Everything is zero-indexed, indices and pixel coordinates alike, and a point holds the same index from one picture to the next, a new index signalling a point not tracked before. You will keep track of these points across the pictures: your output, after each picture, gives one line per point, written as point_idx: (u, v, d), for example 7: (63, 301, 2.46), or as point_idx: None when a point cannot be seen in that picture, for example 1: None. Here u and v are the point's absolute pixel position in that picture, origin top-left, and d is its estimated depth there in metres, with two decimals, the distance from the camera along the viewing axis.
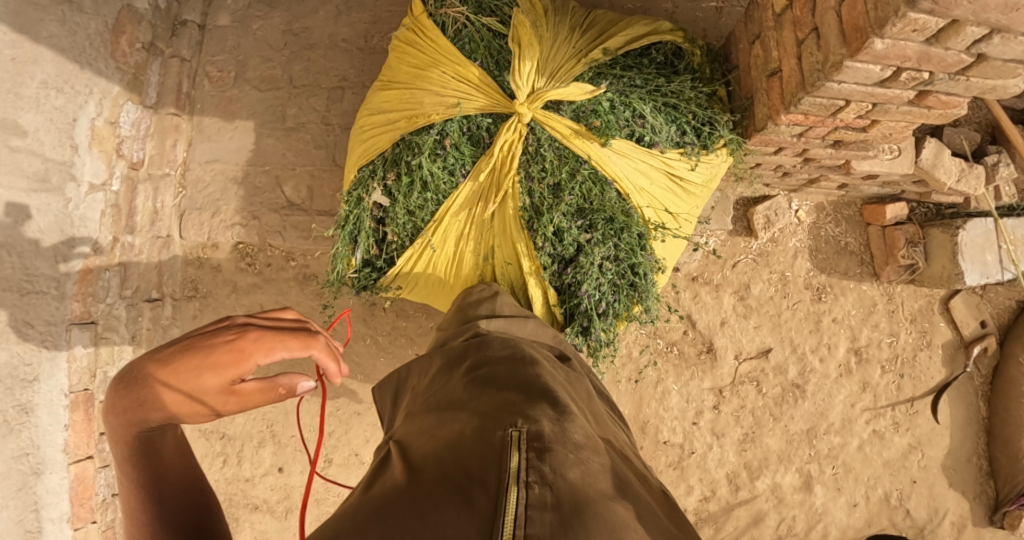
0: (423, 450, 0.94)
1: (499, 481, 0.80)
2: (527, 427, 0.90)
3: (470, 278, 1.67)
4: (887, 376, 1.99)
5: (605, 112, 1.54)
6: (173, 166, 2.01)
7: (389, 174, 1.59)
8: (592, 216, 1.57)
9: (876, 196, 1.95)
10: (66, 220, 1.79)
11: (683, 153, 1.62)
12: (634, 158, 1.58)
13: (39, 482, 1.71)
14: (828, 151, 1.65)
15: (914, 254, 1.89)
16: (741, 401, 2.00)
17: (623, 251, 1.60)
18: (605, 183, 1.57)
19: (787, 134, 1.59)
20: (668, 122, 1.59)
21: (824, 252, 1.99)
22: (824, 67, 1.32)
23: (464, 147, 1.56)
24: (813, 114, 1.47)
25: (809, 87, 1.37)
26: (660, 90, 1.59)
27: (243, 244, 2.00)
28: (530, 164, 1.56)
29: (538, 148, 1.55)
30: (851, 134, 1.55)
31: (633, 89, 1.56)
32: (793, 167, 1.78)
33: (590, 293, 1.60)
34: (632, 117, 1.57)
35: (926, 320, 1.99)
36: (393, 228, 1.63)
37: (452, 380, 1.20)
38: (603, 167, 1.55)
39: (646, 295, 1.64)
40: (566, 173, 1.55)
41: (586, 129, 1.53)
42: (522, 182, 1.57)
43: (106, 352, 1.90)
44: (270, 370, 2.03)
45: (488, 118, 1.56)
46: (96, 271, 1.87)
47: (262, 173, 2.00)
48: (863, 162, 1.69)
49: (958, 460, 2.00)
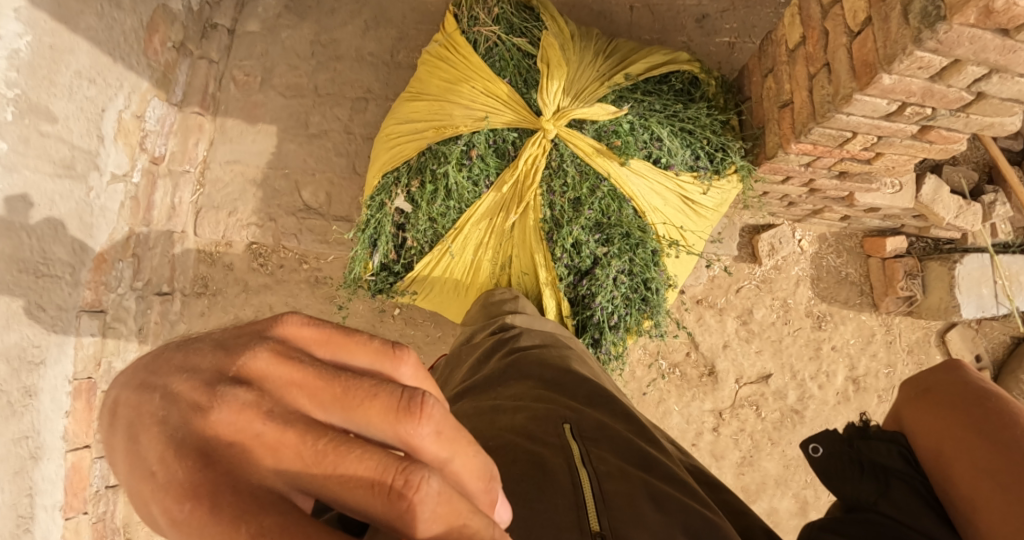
0: (480, 425, 0.99)
1: (568, 463, 0.87)
2: (576, 419, 0.99)
3: (485, 286, 1.77)
4: (883, 405, 2.04)
5: (625, 134, 1.61)
6: (193, 164, 2.06)
7: (414, 181, 1.66)
8: (609, 231, 1.66)
9: (876, 229, 2.02)
10: (87, 208, 1.79)
11: (696, 177, 1.69)
12: (652, 179, 1.66)
13: (37, 469, 1.59)
14: (833, 182, 1.72)
15: (912, 285, 1.96)
16: (741, 424, 2.04)
17: (638, 265, 1.69)
18: (623, 200, 1.65)
19: (795, 164, 1.66)
20: (683, 146, 1.66)
21: (825, 282, 2.05)
22: (834, 99, 1.39)
23: (489, 159, 1.62)
24: (822, 144, 1.53)
25: (819, 118, 1.44)
26: (678, 116, 1.66)
27: (257, 244, 2.05)
28: (552, 178, 1.63)
29: (561, 163, 1.62)
30: (856, 165, 1.62)
31: (652, 113, 1.63)
32: (798, 197, 1.85)
33: (603, 305, 1.69)
34: (649, 139, 1.64)
35: (922, 351, 2.05)
36: (414, 234, 1.70)
37: (485, 366, 1.28)
38: (621, 186, 1.64)
39: (657, 309, 1.74)
40: (586, 189, 1.62)
41: (607, 148, 1.61)
42: (544, 196, 1.64)
43: (112, 343, 1.88)
44: None
45: (513, 133, 1.62)
46: (110, 261, 1.87)
47: (281, 176, 2.06)
48: (866, 195, 1.77)
49: None
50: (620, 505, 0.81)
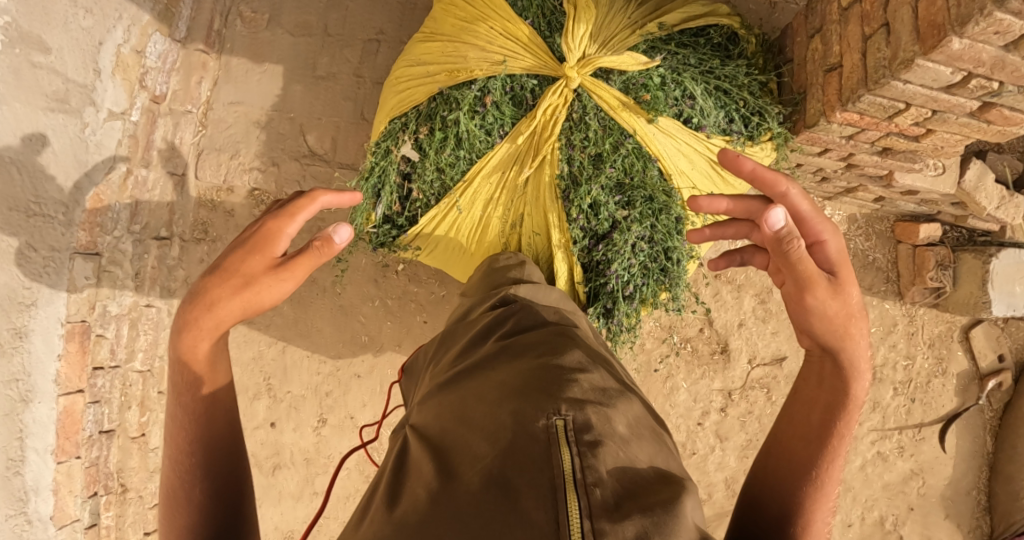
0: (458, 432, 0.93)
1: (550, 456, 0.78)
2: (567, 400, 0.88)
3: (493, 245, 1.67)
4: (898, 398, 1.97)
5: (655, 88, 1.53)
6: (196, 105, 1.97)
7: (423, 128, 1.58)
8: (631, 193, 1.56)
9: (910, 214, 1.93)
10: (81, 145, 1.70)
11: (728, 141, 1.60)
12: (679, 139, 1.56)
13: (28, 411, 1.57)
14: (873, 158, 1.62)
15: (942, 276, 1.88)
16: (749, 406, 2.02)
17: (659, 234, 1.59)
18: (649, 159, 1.55)
19: (837, 135, 1.55)
20: (718, 106, 1.58)
21: (850, 265, 1.96)
22: (892, 63, 1.28)
23: (505, 107, 1.54)
24: (870, 114, 1.42)
25: (871, 85, 1.33)
26: (714, 73, 1.58)
27: (259, 190, 1.97)
28: (573, 131, 1.54)
29: (583, 116, 1.53)
30: (902, 141, 1.52)
31: (686, 68, 1.55)
32: (834, 171, 1.76)
33: (619, 273, 1.60)
34: (681, 96, 1.55)
35: (943, 346, 1.97)
36: (420, 185, 1.62)
37: (481, 350, 1.20)
38: (647, 144, 1.54)
39: (676, 281, 1.64)
40: (609, 144, 1.53)
41: (635, 103, 1.53)
42: (563, 149, 1.55)
43: (107, 287, 1.82)
44: (273, 323, 2.05)
45: (533, 80, 1.54)
46: (107, 202, 1.80)
47: (287, 120, 1.98)
48: (906, 176, 1.67)
49: (956, 492, 1.96)
50: (600, 507, 0.73)
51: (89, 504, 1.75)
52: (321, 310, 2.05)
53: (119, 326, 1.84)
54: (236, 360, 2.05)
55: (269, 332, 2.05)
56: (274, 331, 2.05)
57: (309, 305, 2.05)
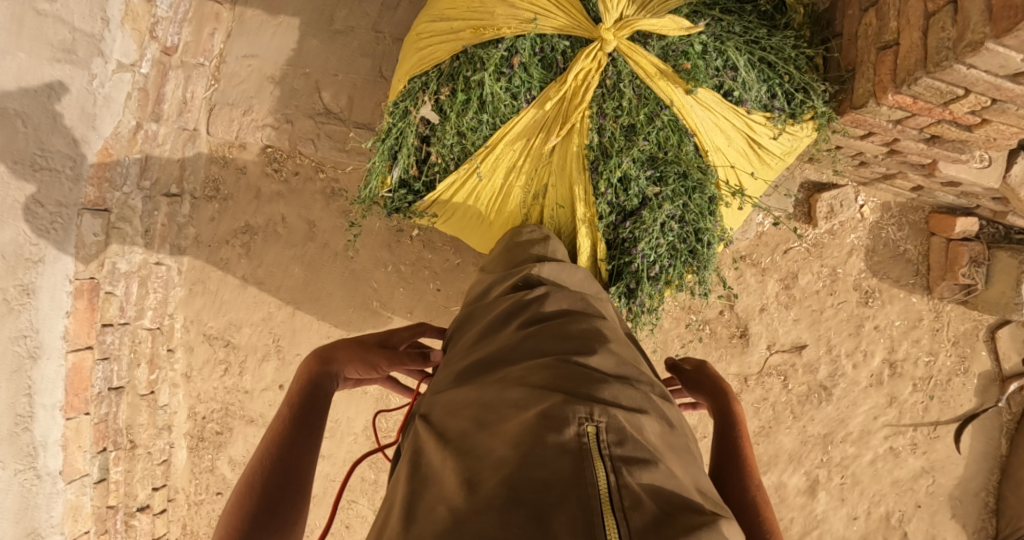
0: (482, 439, 0.88)
1: (586, 476, 0.74)
2: (596, 414, 0.84)
3: (514, 217, 1.54)
4: (916, 394, 1.90)
5: (696, 56, 1.42)
6: (208, 57, 1.88)
7: (445, 88, 1.47)
8: (664, 168, 1.46)
9: (947, 206, 1.83)
10: (88, 98, 1.67)
11: (769, 118, 1.48)
12: (717, 113, 1.46)
13: (36, 368, 1.63)
14: (919, 145, 1.53)
15: (975, 274, 1.79)
16: (765, 393, 1.91)
17: (691, 213, 1.49)
18: (685, 133, 1.46)
19: (884, 118, 1.46)
20: (760, 80, 1.46)
21: (880, 255, 1.88)
22: (956, 45, 1.18)
23: (534, 69, 1.44)
24: (924, 99, 1.33)
25: (931, 67, 1.23)
26: (760, 43, 1.46)
27: (273, 148, 1.92)
28: (605, 99, 1.44)
29: (617, 83, 1.43)
30: (953, 130, 1.42)
31: (730, 36, 1.44)
32: (874, 156, 1.67)
33: (646, 252, 1.49)
34: (723, 66, 1.44)
35: (967, 344, 1.90)
36: (439, 149, 1.50)
37: (502, 338, 1.14)
38: (684, 117, 1.45)
39: (705, 264, 1.55)
40: (644, 115, 1.44)
41: (673, 71, 1.42)
42: (593, 117, 1.45)
43: (117, 244, 1.79)
44: (284, 285, 1.96)
45: (565, 41, 1.43)
46: (116, 157, 1.76)
47: (301, 75, 1.90)
48: (950, 166, 1.58)
49: (965, 492, 1.93)
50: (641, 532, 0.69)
51: (97, 459, 1.79)
52: (333, 273, 1.96)
53: (129, 284, 1.83)
54: (243, 320, 1.96)
55: (280, 294, 1.96)
56: (285, 293, 1.96)
57: (321, 268, 1.96)
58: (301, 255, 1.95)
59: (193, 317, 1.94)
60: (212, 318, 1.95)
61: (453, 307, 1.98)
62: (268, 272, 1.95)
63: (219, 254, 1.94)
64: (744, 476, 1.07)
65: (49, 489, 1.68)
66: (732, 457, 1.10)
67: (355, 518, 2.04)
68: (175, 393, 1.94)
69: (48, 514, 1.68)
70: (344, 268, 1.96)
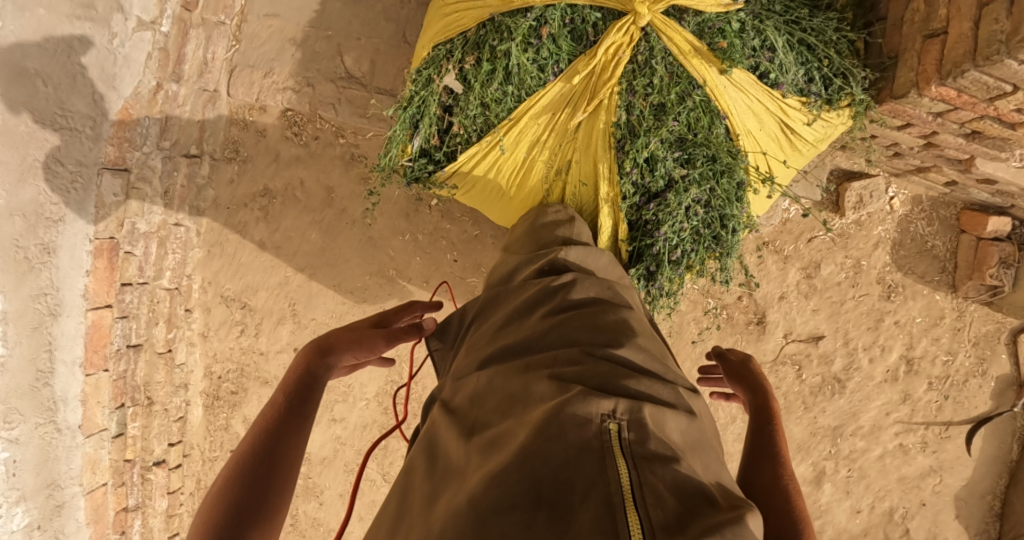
0: (507, 436, 0.80)
1: (611, 476, 0.67)
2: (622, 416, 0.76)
3: (534, 193, 1.42)
4: (931, 393, 1.87)
5: (733, 34, 1.28)
6: (229, 16, 1.84)
7: (469, 57, 1.36)
8: (693, 150, 1.32)
9: (980, 203, 1.76)
10: (109, 57, 1.67)
11: (804, 103, 1.35)
12: (753, 95, 1.32)
13: (56, 325, 1.68)
14: (958, 140, 1.43)
15: (1003, 275, 1.74)
16: (777, 382, 1.87)
17: (718, 199, 1.35)
18: (717, 115, 1.32)
19: (924, 109, 1.34)
20: (798, 63, 1.32)
21: (907, 250, 1.81)
22: (1009, 39, 1.08)
23: (563, 41, 1.30)
24: (969, 93, 1.22)
25: (980, 60, 1.13)
26: (800, 24, 1.34)
27: (293, 111, 1.88)
28: (635, 75, 1.30)
29: (649, 59, 1.29)
30: (996, 127, 1.31)
31: (769, 15, 1.31)
32: (909, 148, 1.57)
33: (668, 237, 1.36)
34: (760, 46, 1.30)
35: (988, 346, 1.85)
36: (461, 119, 1.39)
37: (528, 325, 1.06)
38: (717, 98, 1.30)
39: (729, 252, 1.41)
40: (675, 94, 1.29)
41: (708, 49, 1.28)
42: (621, 94, 1.31)
43: (136, 204, 1.81)
44: (301, 250, 1.95)
45: (597, 12, 1.29)
46: (136, 117, 1.75)
47: (323, 38, 1.85)
48: (988, 163, 1.50)
49: (972, 494, 1.92)
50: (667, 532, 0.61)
51: (116, 415, 1.86)
52: (350, 240, 1.96)
53: (147, 244, 1.85)
54: (260, 283, 1.96)
55: (296, 260, 1.96)
56: (301, 260, 1.96)
57: (338, 234, 1.95)
58: (319, 221, 1.94)
59: (211, 279, 1.95)
60: (230, 280, 1.96)
61: (469, 279, 1.97)
62: (286, 236, 1.95)
63: (237, 216, 1.93)
64: (778, 466, 1.02)
65: (68, 442, 1.76)
66: (765, 445, 1.06)
67: (362, 481, 2.07)
68: (192, 352, 1.98)
69: (67, 466, 1.75)
70: (361, 235, 1.95)
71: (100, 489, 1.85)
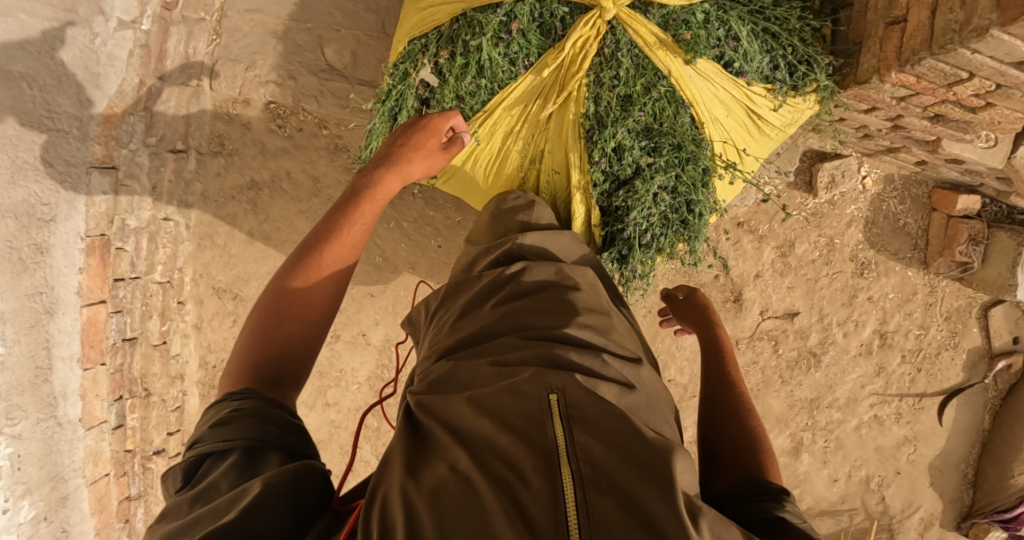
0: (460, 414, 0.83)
1: (549, 446, 0.71)
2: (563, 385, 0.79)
3: (511, 181, 1.44)
4: (905, 366, 1.91)
5: (697, 25, 1.30)
6: (210, 12, 1.86)
7: (444, 52, 1.39)
8: (659, 139, 1.35)
9: (951, 181, 1.79)
10: (91, 57, 1.72)
11: (769, 90, 1.38)
12: (717, 84, 1.35)
13: (52, 321, 1.74)
14: (923, 122, 1.45)
15: (972, 252, 1.78)
16: (755, 356, 1.89)
17: (684, 185, 1.39)
18: (682, 105, 1.34)
19: (887, 95, 1.37)
20: (762, 51, 1.35)
21: (879, 227, 1.84)
22: (962, 30, 1.10)
23: (532, 36, 1.34)
24: (927, 79, 1.25)
25: (935, 48, 1.15)
26: (764, 13, 1.35)
27: (276, 104, 1.91)
28: (602, 68, 1.33)
29: (615, 52, 1.32)
30: (957, 111, 1.34)
31: (733, 6, 1.33)
32: (878, 130, 1.60)
33: (638, 222, 1.39)
34: (724, 36, 1.33)
35: (960, 321, 1.90)
36: (438, 112, 1.42)
37: (481, 314, 1.08)
38: (682, 88, 1.33)
39: (696, 236, 1.44)
40: (641, 86, 1.32)
41: (672, 41, 1.31)
42: (590, 86, 1.34)
43: (125, 201, 1.84)
44: (290, 239, 1.98)
45: (565, 6, 1.33)
46: (121, 114, 1.79)
47: (304, 30, 1.86)
48: (954, 144, 1.53)
49: (946, 463, 1.99)
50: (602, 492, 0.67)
51: (114, 407, 1.92)
52: None
53: (139, 239, 1.89)
54: (251, 273, 2.00)
55: (284, 250, 1.98)
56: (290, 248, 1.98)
57: None
58: (306, 210, 1.96)
59: (202, 271, 2.00)
60: (221, 270, 2.00)
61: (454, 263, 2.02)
62: (275, 226, 1.97)
63: (226, 209, 1.96)
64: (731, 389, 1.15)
65: (70, 435, 1.83)
66: (718, 372, 1.19)
67: (356, 462, 2.13)
68: (186, 343, 2.04)
69: (70, 458, 1.84)
70: None
71: (101, 481, 1.92)
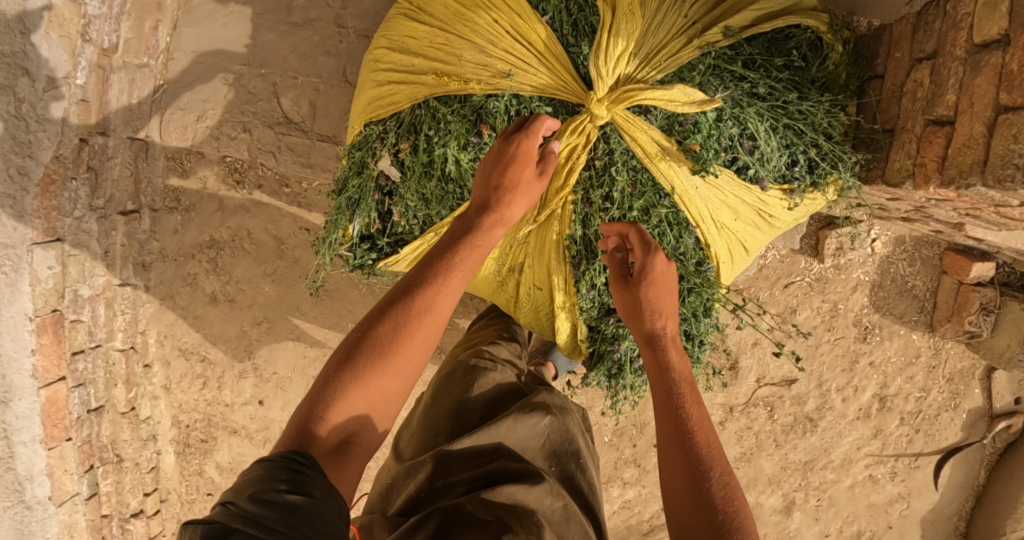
0: None
1: None
2: None
3: (487, 284, 1.35)
4: (902, 427, 1.86)
5: (708, 128, 1.16)
6: (153, 55, 1.66)
7: (404, 144, 1.25)
8: None
9: (964, 245, 1.68)
10: (20, 124, 1.55)
11: (786, 191, 1.24)
12: (727, 192, 1.21)
13: (8, 410, 1.64)
14: (951, 214, 1.33)
15: (981, 322, 1.68)
16: (749, 422, 1.84)
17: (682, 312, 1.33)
18: (685, 225, 1.25)
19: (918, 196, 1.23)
20: (781, 148, 1.20)
21: (886, 291, 1.75)
22: None
23: None
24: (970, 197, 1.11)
25: (992, 180, 1.01)
26: (786, 107, 1.19)
27: (232, 158, 1.74)
28: (593, 182, 1.21)
29: (610, 163, 1.20)
30: (994, 216, 1.21)
31: (751, 101, 1.17)
32: (898, 210, 1.46)
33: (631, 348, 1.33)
34: (738, 136, 1.18)
35: (962, 382, 1.83)
36: (401, 210, 1.30)
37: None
38: (685, 205, 1.21)
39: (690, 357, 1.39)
40: (638, 206, 1.22)
41: (679, 149, 1.16)
42: (577, 203, 1.22)
43: (75, 270, 1.70)
44: (256, 302, 1.84)
45: (547, 106, 1.20)
46: (61, 180, 1.63)
47: (257, 76, 1.66)
48: (976, 228, 1.40)
49: (938, 516, 1.95)
50: None
51: (86, 478, 1.84)
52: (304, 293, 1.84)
53: (95, 307, 1.76)
54: (219, 335, 1.87)
55: (252, 312, 1.85)
56: (257, 312, 1.85)
57: (292, 286, 1.83)
58: (271, 273, 1.82)
59: (167, 332, 1.87)
60: (186, 332, 1.87)
61: None
62: (239, 288, 1.83)
63: (187, 268, 1.82)
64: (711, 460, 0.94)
65: (42, 514, 1.75)
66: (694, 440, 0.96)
67: None
68: (156, 405, 1.92)
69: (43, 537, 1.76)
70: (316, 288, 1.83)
71: None
